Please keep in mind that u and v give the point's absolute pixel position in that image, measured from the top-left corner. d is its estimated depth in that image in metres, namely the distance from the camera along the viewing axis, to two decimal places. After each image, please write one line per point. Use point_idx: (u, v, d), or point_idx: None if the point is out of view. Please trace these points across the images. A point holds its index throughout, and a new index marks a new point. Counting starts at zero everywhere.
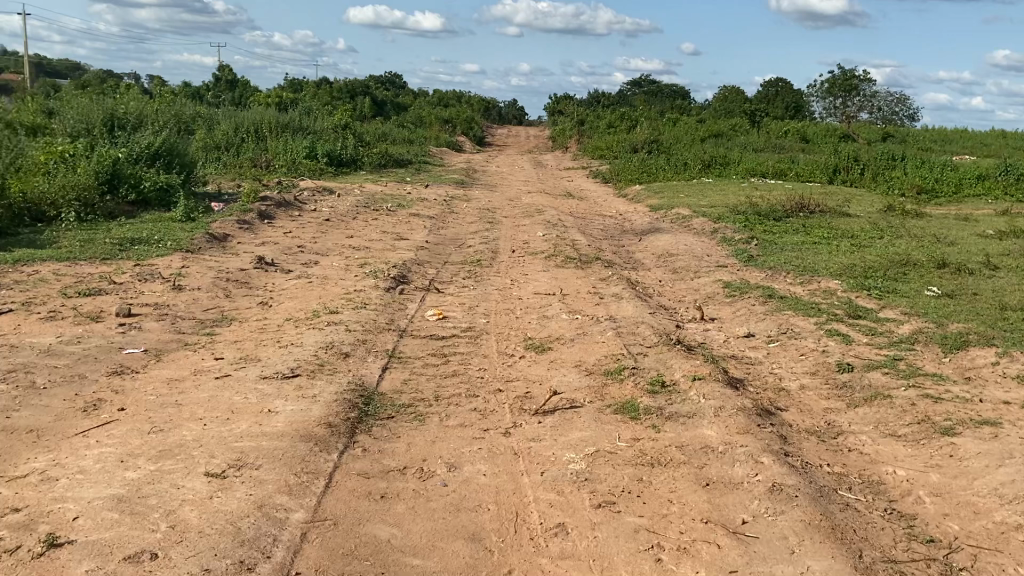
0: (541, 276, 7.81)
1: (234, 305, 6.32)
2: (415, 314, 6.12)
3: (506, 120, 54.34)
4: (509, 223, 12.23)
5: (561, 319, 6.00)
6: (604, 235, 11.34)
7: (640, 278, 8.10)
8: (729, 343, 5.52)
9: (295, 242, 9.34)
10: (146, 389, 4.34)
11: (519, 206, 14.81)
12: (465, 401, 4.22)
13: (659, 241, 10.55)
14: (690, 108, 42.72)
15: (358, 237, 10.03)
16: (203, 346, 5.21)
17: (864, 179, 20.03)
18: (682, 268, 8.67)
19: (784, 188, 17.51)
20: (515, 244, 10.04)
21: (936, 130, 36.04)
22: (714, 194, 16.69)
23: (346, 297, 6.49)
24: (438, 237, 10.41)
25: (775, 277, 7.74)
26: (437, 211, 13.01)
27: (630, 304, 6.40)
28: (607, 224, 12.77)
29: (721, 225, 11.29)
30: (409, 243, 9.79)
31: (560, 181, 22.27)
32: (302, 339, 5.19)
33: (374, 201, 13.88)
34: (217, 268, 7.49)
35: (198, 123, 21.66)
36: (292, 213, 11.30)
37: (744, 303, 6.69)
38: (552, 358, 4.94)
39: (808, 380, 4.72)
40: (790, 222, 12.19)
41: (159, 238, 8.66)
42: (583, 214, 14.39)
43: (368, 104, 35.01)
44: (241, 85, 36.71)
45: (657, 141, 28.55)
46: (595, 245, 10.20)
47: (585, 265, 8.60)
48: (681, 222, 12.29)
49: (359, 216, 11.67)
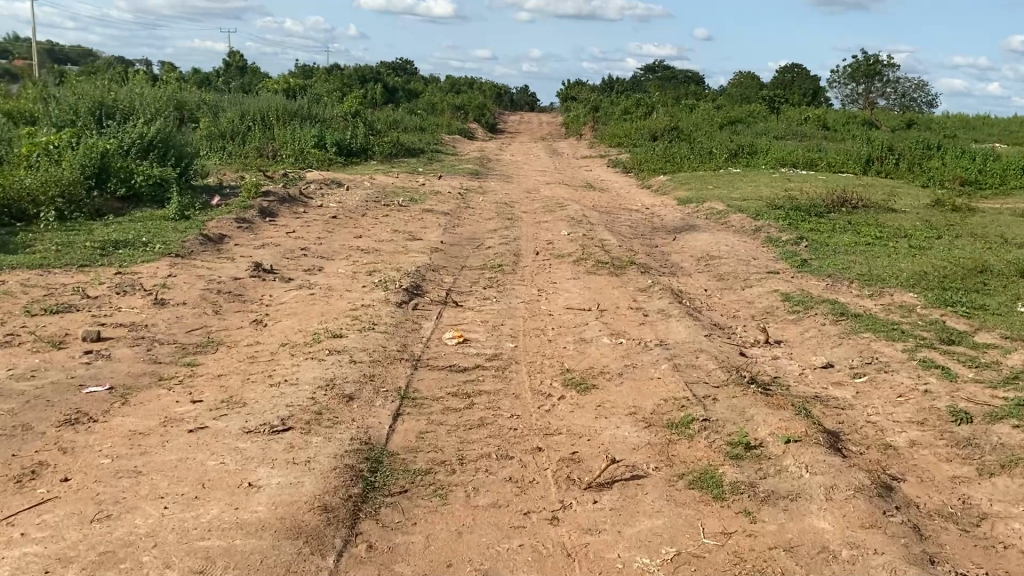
0: (572, 286, 6.93)
1: (223, 326, 5.47)
2: (432, 337, 5.24)
3: (519, 107, 53.39)
4: (529, 219, 11.33)
5: (603, 343, 5.12)
6: (634, 234, 10.43)
7: (684, 288, 7.20)
8: (807, 379, 4.63)
9: (298, 244, 8.49)
10: (101, 448, 3.48)
11: (538, 200, 13.89)
12: (496, 467, 3.35)
13: (696, 241, 9.64)
14: (707, 95, 41.56)
15: (367, 237, 9.17)
16: (180, 383, 4.36)
17: (899, 169, 19.03)
18: (728, 276, 7.77)
19: (818, 180, 16.51)
20: (538, 245, 9.16)
21: (964, 116, 34.76)
22: (745, 186, 15.71)
23: (352, 315, 5.63)
24: (455, 237, 9.54)
25: (838, 290, 6.82)
26: (452, 206, 12.15)
27: (682, 325, 5.51)
28: (635, 220, 11.86)
29: (761, 223, 10.35)
30: (423, 244, 8.92)
31: (579, 170, 21.34)
32: (298, 374, 4.32)
33: (385, 194, 13.02)
34: (207, 277, 6.65)
35: (202, 111, 20.84)
36: (296, 208, 10.45)
37: (811, 323, 5.79)
38: (599, 402, 4.06)
39: (918, 432, 3.83)
40: (835, 218, 11.23)
41: (147, 239, 7.84)
42: (607, 208, 13.47)
43: (378, 90, 34.08)
44: (251, 71, 35.91)
45: (676, 128, 27.53)
46: (626, 245, 9.30)
47: (619, 271, 7.72)
48: (715, 219, 11.36)
49: (369, 212, 10.83)
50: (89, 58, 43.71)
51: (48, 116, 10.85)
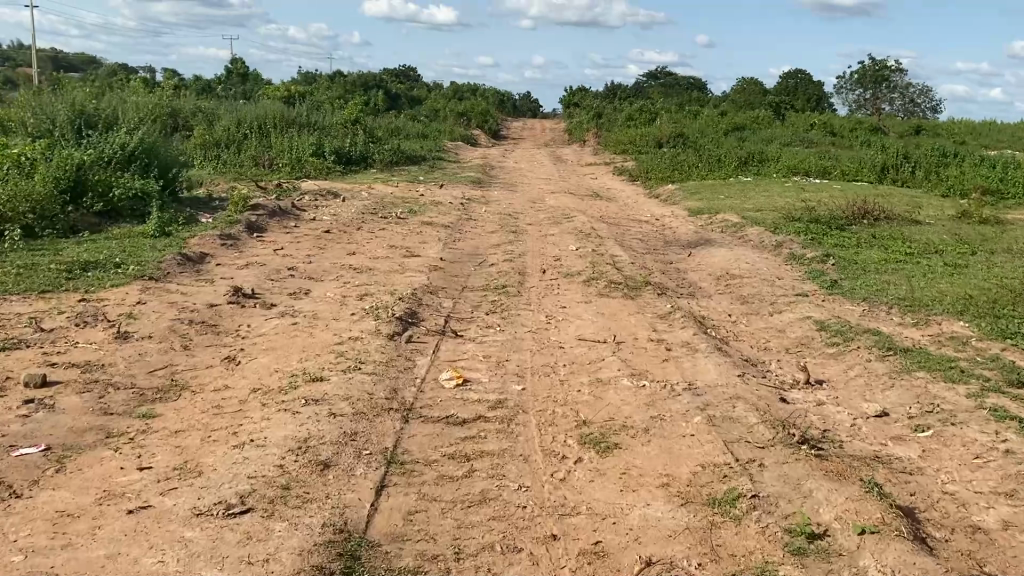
0: (584, 312, 6.27)
1: (190, 365, 4.83)
2: (427, 377, 4.60)
3: (522, 113, 52.86)
4: (535, 232, 10.69)
5: (623, 385, 4.47)
6: (646, 248, 9.78)
7: (706, 313, 6.55)
8: (862, 432, 3.98)
9: (285, 263, 7.86)
10: (17, 537, 2.85)
11: (544, 210, 13.24)
12: (500, 567, 2.73)
13: (714, 258, 8.98)
14: (712, 100, 40.96)
15: (361, 254, 8.55)
16: (130, 441, 3.72)
17: (916, 177, 18.38)
18: (753, 299, 7.12)
19: (834, 189, 15.87)
20: (545, 262, 8.51)
21: (974, 122, 34.14)
22: (759, 196, 15.06)
23: (338, 350, 4.98)
24: (455, 253, 8.91)
25: (878, 316, 6.17)
26: (454, 218, 11.54)
27: (711, 362, 4.86)
28: (646, 233, 11.21)
29: (782, 237, 9.70)
30: (421, 262, 8.28)
31: (585, 178, 20.72)
32: (267, 432, 3.68)
33: (383, 205, 12.39)
34: (181, 304, 6.01)
35: (197, 118, 20.26)
36: (286, 222, 9.83)
37: (856, 360, 5.13)
38: (624, 469, 3.42)
39: (1009, 509, 3.19)
40: (858, 232, 10.60)
41: (121, 259, 7.22)
42: (616, 219, 12.83)
43: (380, 97, 33.50)
44: (251, 78, 35.41)
45: (682, 134, 26.92)
46: (640, 262, 8.65)
47: (634, 292, 7.08)
48: (731, 232, 10.72)
49: (365, 226, 10.20)
50: (90, 65, 43.20)
51: (24, 125, 10.23)
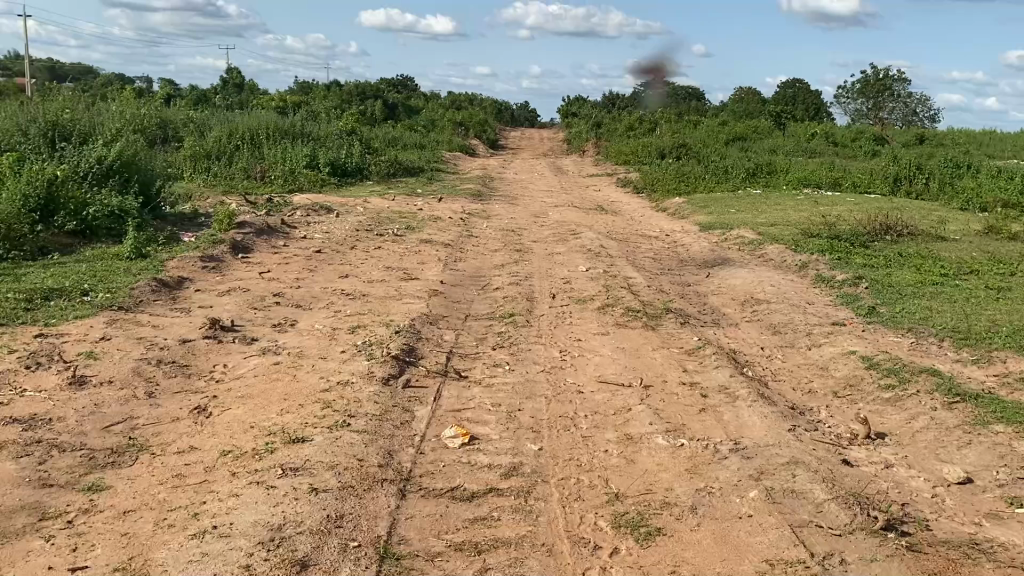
0: (602, 346, 5.63)
1: (152, 419, 4.17)
2: (427, 435, 3.94)
3: (519, 123, 52.42)
4: (540, 250, 10.05)
5: (658, 444, 3.82)
6: (659, 268, 9.14)
7: (738, 347, 5.90)
8: (948, 507, 3.35)
9: (271, 289, 7.21)
10: None
11: (547, 226, 12.62)
12: None
13: (735, 279, 8.34)
14: (712, 110, 40.43)
15: (353, 276, 7.89)
16: (66, 527, 3.06)
17: (930, 189, 17.79)
18: (785, 328, 6.47)
19: (848, 203, 15.28)
20: (554, 285, 7.87)
21: (978, 132, 33.65)
22: (771, 210, 14.46)
23: (324, 399, 4.33)
24: (456, 275, 8.26)
25: (931, 352, 5.52)
26: (453, 234, 10.91)
27: (755, 414, 4.22)
28: (657, 251, 10.56)
29: (806, 256, 9.07)
30: (419, 285, 7.63)
31: (587, 190, 20.12)
32: (235, 517, 3.04)
33: (379, 221, 11.75)
34: (150, 340, 5.36)
35: (187, 129, 19.65)
36: (275, 240, 9.18)
37: (918, 408, 4.49)
38: (671, 568, 2.79)
39: None
40: (884, 250, 9.98)
41: (90, 286, 6.56)
42: (624, 235, 12.20)
43: (376, 106, 32.90)
44: (247, 88, 34.87)
45: (685, 144, 26.36)
46: (656, 285, 8.00)
47: (654, 321, 6.44)
48: (749, 250, 10.09)
49: (360, 244, 9.57)
50: (86, 74, 42.57)
51: None
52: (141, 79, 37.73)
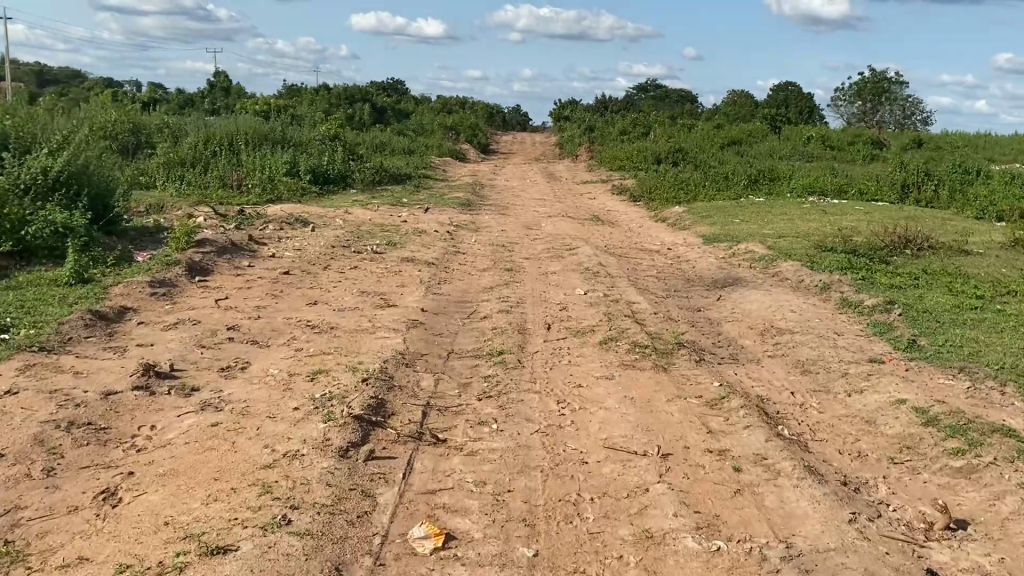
0: (609, 395, 4.76)
1: (42, 511, 3.29)
2: (393, 536, 3.09)
3: (510, 127, 51.68)
4: (533, 268, 9.22)
5: (687, 549, 2.98)
6: (664, 289, 8.32)
7: (765, 394, 5.06)
8: None
9: (227, 320, 6.33)
10: None
11: (541, 239, 11.80)
12: None
13: (749, 305, 7.49)
14: (705, 114, 39.68)
15: (323, 304, 7.02)
16: None
17: (939, 196, 17.04)
18: (816, 368, 5.62)
19: (856, 212, 14.51)
20: (549, 313, 7.00)
21: (977, 136, 33.00)
22: (776, 221, 13.67)
23: (265, 480, 3.46)
24: (440, 300, 7.39)
25: (996, 403, 4.69)
26: (439, 250, 10.07)
27: (805, 499, 3.37)
28: (660, 269, 9.73)
29: (826, 276, 8.25)
30: (397, 314, 6.75)
31: (581, 198, 19.32)
32: None
33: (359, 235, 10.90)
34: (67, 393, 4.46)
35: (163, 135, 18.76)
36: (239, 260, 8.30)
37: (1001, 485, 3.65)
38: None
39: None
40: (907, 268, 9.18)
41: (12, 320, 5.67)
42: (622, 249, 11.39)
43: (365, 110, 32.00)
44: (232, 92, 33.99)
45: (680, 149, 25.56)
46: (663, 312, 7.15)
47: (665, 359, 5.59)
48: (761, 267, 9.28)
49: (335, 263, 8.71)
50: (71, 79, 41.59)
51: None
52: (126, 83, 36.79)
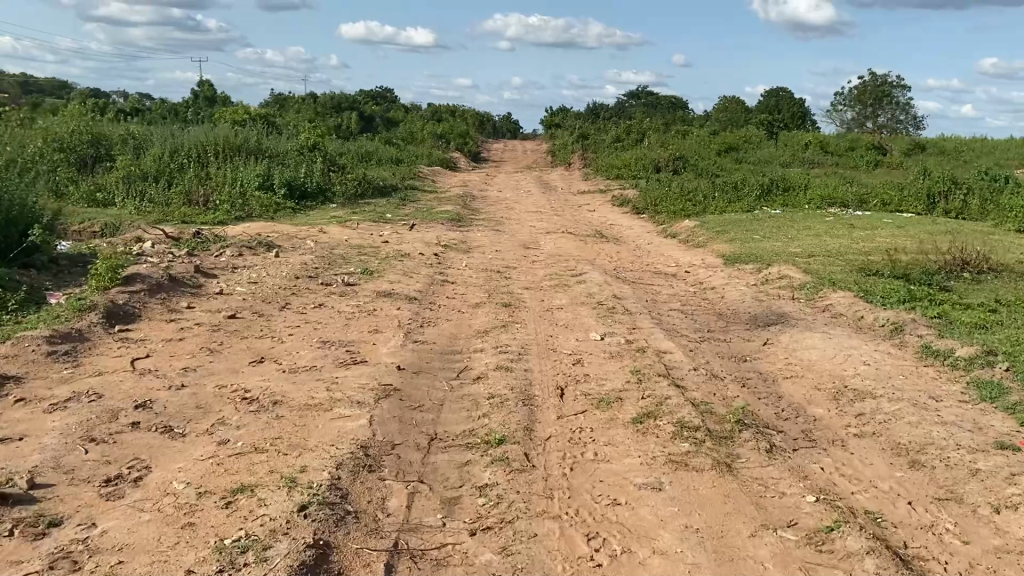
0: (661, 523, 3.31)
1: None
2: None
3: (501, 135, 50.41)
4: (535, 301, 7.76)
5: None
6: (696, 330, 6.87)
7: (876, 509, 3.59)
8: None
9: (139, 392, 4.81)
10: None
11: (541, 262, 10.35)
12: None
13: (808, 355, 6.02)
14: (701, 121, 38.41)
15: (272, 361, 5.52)
16: None
17: (970, 207, 15.70)
18: (927, 458, 4.15)
19: (888, 226, 13.15)
20: (560, 370, 5.51)
21: (983, 138, 31.83)
22: (803, 238, 12.27)
23: None
24: (422, 352, 5.89)
25: None
26: (423, 279, 8.60)
27: None
28: (684, 300, 8.28)
29: (892, 313, 6.81)
30: (364, 376, 5.25)
31: (580, 210, 17.88)
32: None
33: (332, 261, 9.42)
34: None
35: (125, 146, 17.23)
36: (177, 302, 6.80)
37: None
38: None
39: None
40: (976, 299, 7.77)
41: None
42: (634, 273, 9.96)
43: (351, 119, 30.52)
44: (214, 101, 32.50)
45: (682, 157, 24.18)
46: (703, 366, 5.66)
47: (726, 449, 4.12)
48: (806, 299, 7.85)
49: (296, 301, 7.23)
50: (55, 88, 39.87)
51: None
52: (112, 93, 35.26)
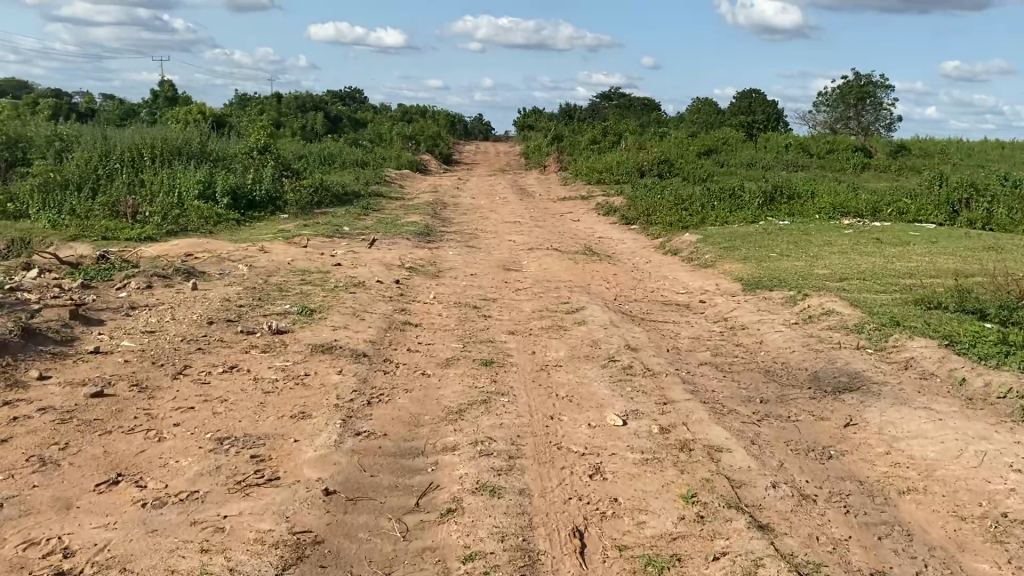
0: None
1: None
2: None
3: (473, 137, 48.55)
4: (525, 355, 5.87)
5: None
6: (749, 402, 5.03)
7: None
8: None
9: None
10: None
11: (526, 291, 8.49)
12: None
13: (923, 451, 4.22)
14: (679, 122, 36.78)
15: (130, 484, 3.59)
16: None
17: (997, 215, 14.08)
18: None
19: (920, 240, 11.48)
20: (575, 491, 3.64)
21: (971, 142, 30.46)
22: (828, 255, 10.56)
23: None
24: (364, 454, 3.99)
25: None
26: (380, 320, 6.69)
27: None
28: (716, 348, 6.45)
29: (1013, 378, 5.04)
30: (270, 512, 3.35)
31: (563, 221, 16.07)
32: None
33: (265, 294, 7.47)
34: None
35: (49, 148, 15.06)
36: (25, 372, 4.81)
37: None
38: None
39: None
40: None
41: None
42: (642, 306, 8.14)
43: (315, 120, 28.42)
44: (169, 101, 30.21)
45: (666, 160, 22.43)
46: (783, 480, 3.82)
47: None
48: (878, 348, 6.05)
49: (199, 362, 5.28)
50: (13, 88, 37.20)
51: None
52: (69, 93, 32.85)
